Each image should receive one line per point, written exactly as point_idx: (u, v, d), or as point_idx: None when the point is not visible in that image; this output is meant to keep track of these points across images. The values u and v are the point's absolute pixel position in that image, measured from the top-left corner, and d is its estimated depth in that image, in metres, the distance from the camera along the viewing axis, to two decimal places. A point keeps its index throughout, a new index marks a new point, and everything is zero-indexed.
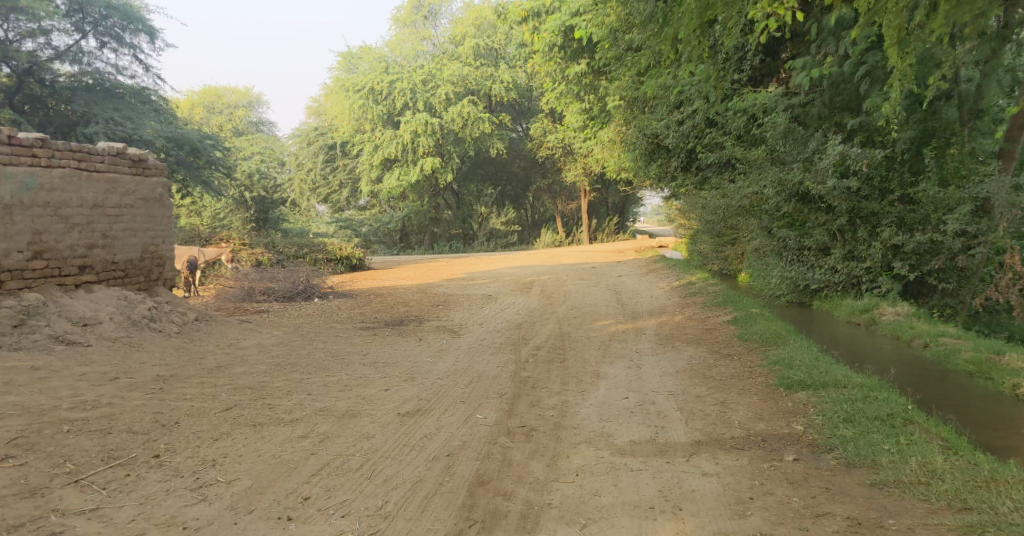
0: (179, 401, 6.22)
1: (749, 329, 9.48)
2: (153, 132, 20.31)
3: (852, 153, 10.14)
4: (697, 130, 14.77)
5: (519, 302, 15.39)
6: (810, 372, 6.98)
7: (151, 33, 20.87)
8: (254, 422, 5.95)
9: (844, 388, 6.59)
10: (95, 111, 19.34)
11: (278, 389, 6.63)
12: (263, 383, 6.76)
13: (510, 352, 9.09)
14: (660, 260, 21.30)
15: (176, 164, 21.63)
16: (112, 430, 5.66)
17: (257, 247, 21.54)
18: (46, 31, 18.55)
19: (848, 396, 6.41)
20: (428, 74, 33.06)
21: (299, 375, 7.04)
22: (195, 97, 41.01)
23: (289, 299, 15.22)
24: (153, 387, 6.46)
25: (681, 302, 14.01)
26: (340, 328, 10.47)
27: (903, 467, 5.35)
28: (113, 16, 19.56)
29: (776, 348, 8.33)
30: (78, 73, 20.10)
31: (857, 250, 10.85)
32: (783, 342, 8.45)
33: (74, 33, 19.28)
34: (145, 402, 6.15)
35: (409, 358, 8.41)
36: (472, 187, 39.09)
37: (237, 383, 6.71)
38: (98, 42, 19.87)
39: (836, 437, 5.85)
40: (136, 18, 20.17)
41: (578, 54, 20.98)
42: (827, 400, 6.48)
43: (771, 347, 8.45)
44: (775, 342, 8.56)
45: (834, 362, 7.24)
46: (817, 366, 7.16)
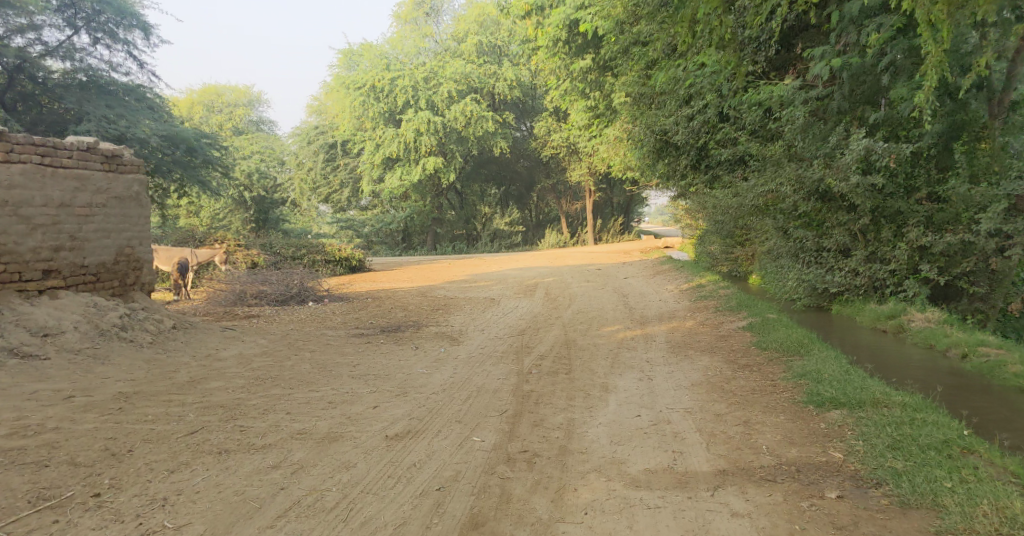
0: (138, 425, 5.63)
1: (767, 336, 8.87)
2: (148, 132, 19.77)
3: (877, 147, 9.50)
4: (708, 125, 14.15)
5: (522, 306, 14.81)
6: (843, 389, 6.38)
7: (147, 29, 20.25)
8: (220, 450, 5.35)
9: (885, 408, 6.00)
10: (88, 109, 18.76)
11: (256, 408, 6.04)
12: (240, 400, 6.17)
13: (511, 363, 8.50)
14: (668, 262, 20.71)
15: (172, 163, 21.10)
16: (50, 463, 5.05)
17: (253, 248, 20.98)
18: (37, 27, 18.02)
19: (891, 418, 5.81)
20: (430, 72, 32.53)
21: (282, 390, 6.45)
22: (195, 96, 40.51)
23: (283, 303, 14.63)
24: (111, 407, 5.87)
25: (692, 306, 13.40)
26: (331, 335, 9.89)
27: (973, 513, 4.72)
28: (106, 11, 18.95)
29: (801, 358, 7.74)
30: (72, 70, 19.46)
31: (881, 252, 10.28)
32: (808, 352, 7.87)
33: (66, 29, 18.70)
34: (98, 426, 5.55)
35: (402, 369, 7.83)
36: (476, 187, 38.53)
37: (208, 401, 6.12)
38: (91, 38, 19.22)
39: (885, 469, 5.23)
40: (130, 13, 19.53)
41: (583, 50, 20.40)
42: (867, 422, 5.89)
43: (795, 358, 7.86)
44: (798, 351, 7.97)
45: (868, 377, 6.66)
46: (852, 381, 6.57)
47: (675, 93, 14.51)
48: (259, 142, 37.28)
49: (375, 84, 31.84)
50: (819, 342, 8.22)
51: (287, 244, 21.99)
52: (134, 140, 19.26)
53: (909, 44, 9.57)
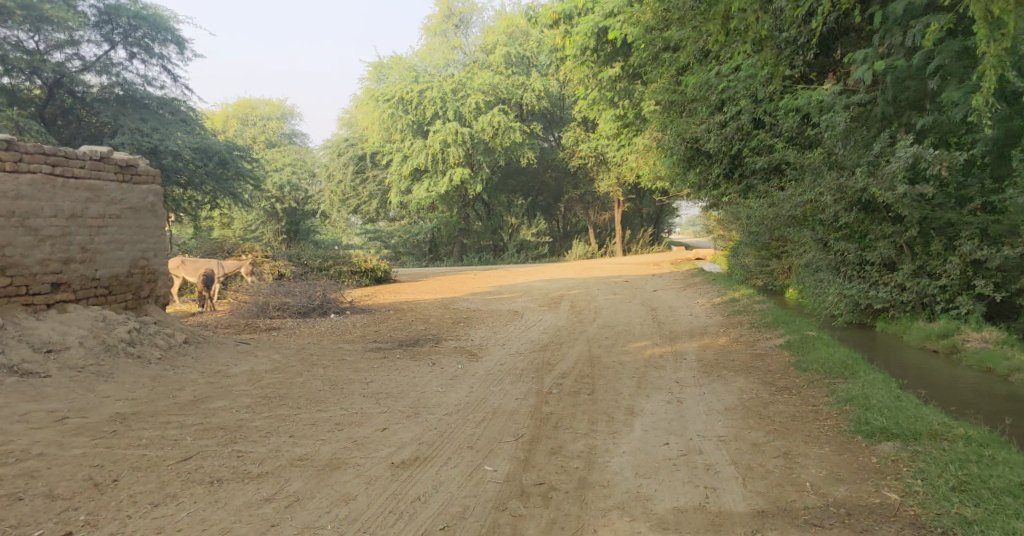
0: (129, 450, 5.34)
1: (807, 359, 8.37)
2: (182, 145, 19.78)
3: (927, 155, 9.57)
4: (741, 132, 13.68)
5: (547, 319, 14.40)
6: (897, 418, 5.91)
7: (182, 43, 20.28)
8: (212, 479, 5.03)
9: (946, 441, 5.52)
10: (122, 122, 18.79)
11: (257, 430, 5.73)
12: (242, 421, 5.87)
13: (534, 384, 8.10)
14: (699, 274, 20.16)
15: (204, 176, 21.11)
16: (24, 496, 4.75)
17: (280, 259, 20.86)
18: (75, 42, 18.05)
19: (956, 453, 5.33)
20: (459, 83, 32.40)
21: (288, 411, 6.14)
22: (228, 109, 40.79)
23: (305, 315, 14.37)
24: (105, 430, 5.60)
25: (725, 322, 12.89)
26: (347, 350, 9.59)
27: None
28: (141, 27, 18.95)
29: (846, 386, 7.25)
30: (109, 85, 19.46)
31: (930, 266, 10.41)
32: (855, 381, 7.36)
33: (103, 44, 18.70)
34: (87, 451, 5.27)
35: (421, 389, 7.49)
36: (503, 198, 38.24)
37: (209, 423, 5.82)
38: (128, 52, 19.19)
39: (951, 517, 4.75)
40: (165, 28, 19.53)
41: (612, 58, 20.04)
42: (926, 458, 5.41)
43: (841, 385, 7.35)
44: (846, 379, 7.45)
45: (924, 406, 6.17)
46: (905, 409, 6.10)
47: (708, 99, 14.10)
48: (289, 153, 37.42)
49: (404, 96, 31.86)
50: (862, 372, 7.73)
51: (314, 254, 21.88)
52: (167, 153, 19.28)
53: (960, 47, 9.44)
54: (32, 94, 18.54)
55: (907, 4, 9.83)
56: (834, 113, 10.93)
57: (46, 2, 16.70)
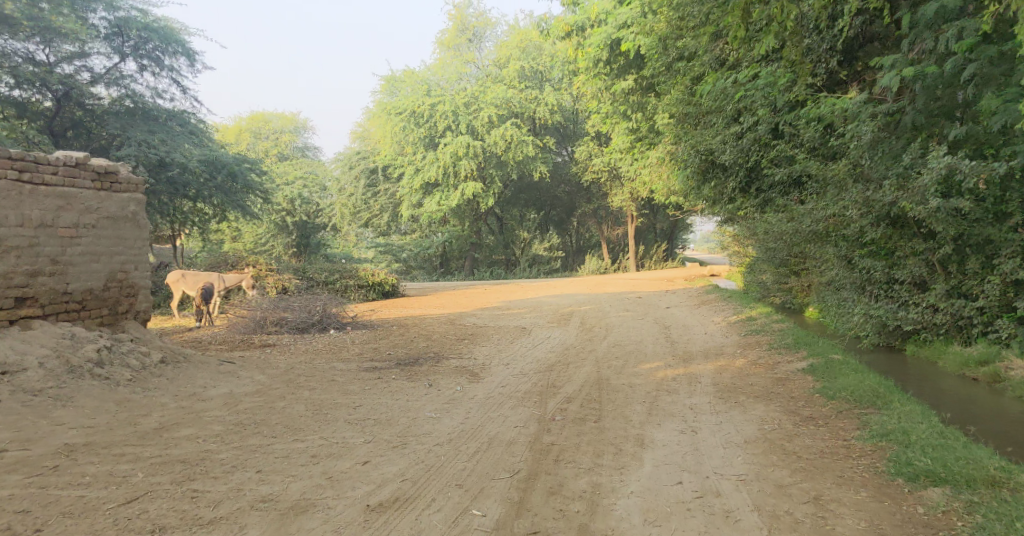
0: (66, 491, 4.84)
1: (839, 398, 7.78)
2: (191, 157, 19.47)
3: (963, 166, 9.13)
4: (759, 143, 13.07)
5: (555, 337, 13.82)
6: (945, 460, 5.34)
7: (193, 55, 19.36)
8: (155, 526, 4.54)
9: (1004, 489, 4.95)
10: (129, 134, 18.26)
11: (222, 464, 5.25)
12: (207, 453, 5.39)
13: (535, 410, 7.55)
14: (715, 291, 19.49)
15: (213, 189, 20.77)
16: None
17: (284, 272, 20.41)
18: (85, 54, 17.26)
19: (1019, 502, 4.75)
20: (471, 96, 32.01)
21: (260, 441, 5.64)
22: (240, 122, 40.38)
23: (303, 331, 13.86)
24: (45, 466, 5.10)
25: (742, 342, 12.28)
26: (339, 369, 9.08)
27: None
28: (153, 39, 18.09)
29: (882, 422, 6.61)
30: (120, 97, 18.87)
31: (965, 286, 9.96)
32: (892, 419, 6.71)
33: (113, 56, 17.89)
34: (16, 493, 4.78)
35: (412, 415, 6.93)
36: (515, 212, 37.77)
37: (167, 456, 5.33)
38: (138, 65, 18.28)
39: None
40: (176, 40, 18.66)
41: (626, 70, 19.55)
42: (984, 511, 4.82)
43: (877, 422, 6.72)
44: (882, 415, 6.81)
45: (976, 448, 5.61)
46: (956, 450, 5.51)
47: (724, 110, 13.53)
48: (300, 165, 37.13)
49: (415, 109, 31.41)
50: (898, 408, 7.09)
51: (320, 267, 21.47)
52: (176, 164, 18.94)
53: (995, 51, 8.99)
54: (39, 108, 17.89)
55: (937, 7, 9.39)
56: (860, 122, 10.53)
57: (55, 14, 15.94)
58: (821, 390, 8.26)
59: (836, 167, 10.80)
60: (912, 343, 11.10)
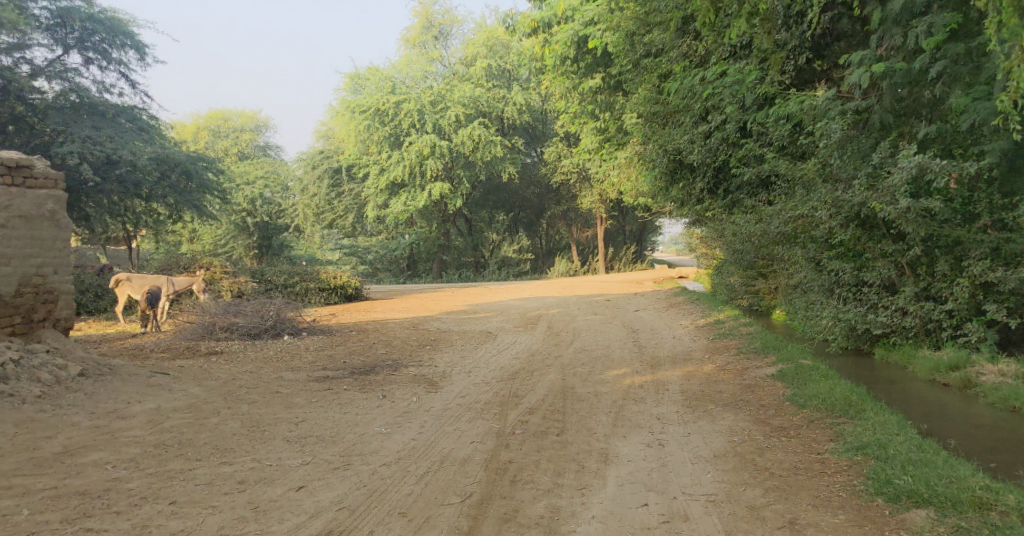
0: None
1: (812, 408, 7.47)
2: (142, 154, 18.75)
3: (934, 165, 8.90)
4: (727, 142, 12.82)
5: (520, 341, 13.38)
6: (928, 479, 5.10)
7: (142, 48, 18.61)
8: None
9: (992, 512, 4.70)
10: (72, 130, 17.41)
11: (128, 496, 4.76)
12: (114, 483, 4.90)
13: (493, 423, 7.11)
14: (683, 293, 19.22)
15: (167, 188, 19.97)
16: None
17: (241, 274, 19.68)
18: (24, 45, 16.43)
19: (1009, 528, 4.51)
20: (438, 95, 31.49)
21: (180, 465, 5.16)
22: (199, 121, 39.27)
23: (255, 337, 13.23)
24: None
25: (710, 346, 11.94)
26: (286, 380, 8.54)
27: None
28: (98, 30, 17.32)
29: (856, 433, 6.31)
30: (62, 92, 18.00)
31: (935, 289, 9.72)
32: (866, 430, 6.39)
33: (55, 48, 17.07)
34: None
35: (358, 431, 6.42)
36: (483, 213, 37.29)
37: (66, 487, 4.82)
38: (82, 58, 17.48)
39: None
40: (124, 31, 17.90)
41: (593, 69, 19.19)
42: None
43: (850, 433, 6.40)
44: (855, 426, 6.50)
45: (958, 462, 5.37)
46: (937, 467, 5.26)
47: (691, 108, 13.26)
48: (262, 165, 36.23)
49: (380, 107, 30.74)
50: (872, 418, 6.77)
51: (280, 270, 20.80)
52: (125, 162, 18.19)
53: (964, 48, 8.78)
54: None
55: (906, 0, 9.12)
56: (829, 120, 10.31)
57: None
58: (792, 397, 7.92)
59: (805, 165, 10.53)
60: (881, 347, 10.76)
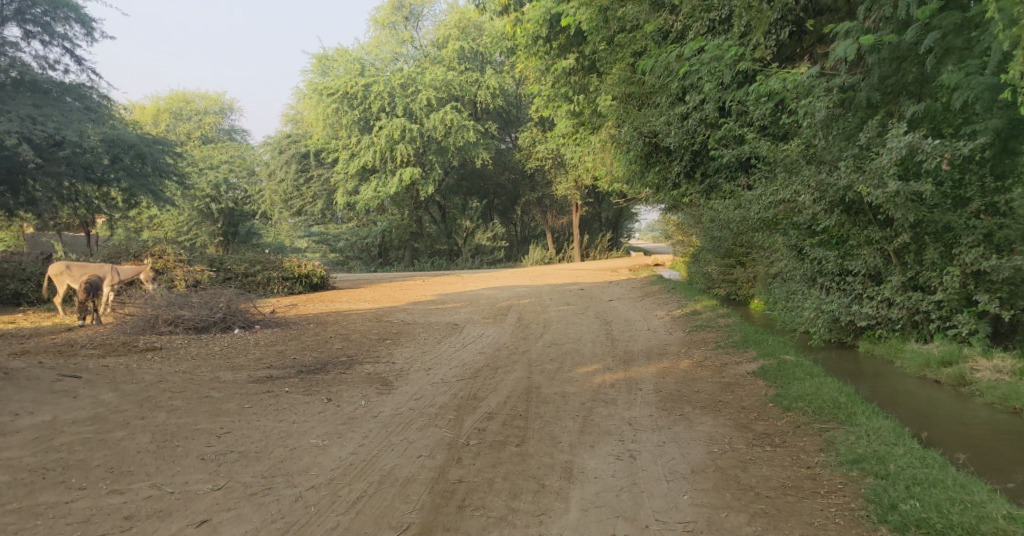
0: None
1: (798, 410, 6.83)
2: (89, 135, 17.68)
3: (924, 145, 8.27)
4: (705, 123, 12.23)
5: (488, 335, 12.67)
6: (943, 505, 4.62)
7: (89, 22, 17.52)
8: None
9: None
10: (10, 109, 16.28)
11: None
12: None
13: (446, 430, 6.42)
14: (659, 282, 18.58)
15: (120, 172, 18.95)
16: None
17: (197, 263, 18.72)
18: None
19: None
20: (408, 78, 30.48)
21: (55, 497, 4.69)
22: (160, 103, 37.76)
23: (202, 330, 12.40)
24: None
25: (688, 339, 11.28)
26: (222, 382, 7.77)
27: None
28: (39, 2, 16.18)
29: (849, 441, 5.73)
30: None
31: (923, 278, 9.10)
32: (860, 438, 5.75)
33: None
34: None
35: (288, 443, 5.68)
36: (457, 200, 36.40)
37: None
38: (21, 31, 16.33)
39: None
40: (67, 3, 16.79)
41: (566, 49, 18.44)
42: None
43: (843, 442, 5.76)
44: (847, 433, 5.85)
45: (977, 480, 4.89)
46: (947, 488, 4.76)
47: (668, 88, 12.61)
48: (227, 149, 35.03)
49: (348, 90, 29.57)
50: (865, 423, 6.13)
51: (240, 258, 19.87)
52: (68, 144, 17.23)
53: (960, 17, 8.14)
54: None
55: None
56: (812, 97, 9.64)
57: None
58: (775, 398, 7.26)
59: (788, 146, 9.89)
60: (866, 340, 10.13)
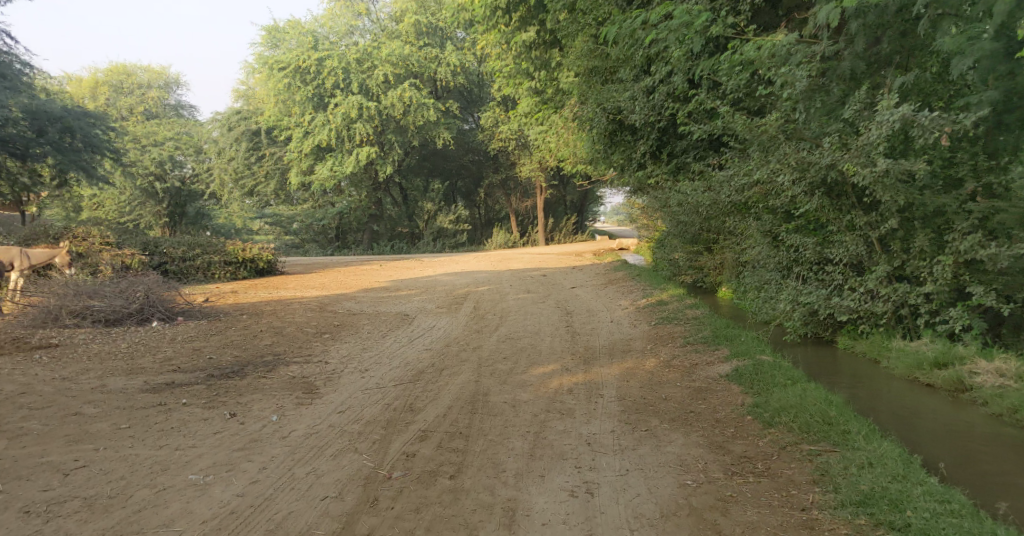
0: None
1: (782, 422, 5.78)
2: (8, 106, 16.07)
3: (920, 119, 7.15)
4: (672, 97, 11.36)
5: (439, 327, 11.56)
6: None
7: None
8: None
9: None
10: None
11: None
12: None
13: (367, 455, 5.34)
14: (623, 268, 17.54)
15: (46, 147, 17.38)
16: None
17: (127, 246, 17.24)
18: None
19: None
20: (364, 52, 28.92)
21: None
22: (99, 75, 35.59)
23: (115, 323, 11.12)
24: None
25: (655, 333, 10.26)
26: (107, 393, 6.58)
27: None
28: None
29: (846, 471, 4.83)
30: None
31: (911, 268, 7.99)
32: (862, 470, 4.81)
33: None
34: None
35: (155, 481, 4.71)
36: (418, 181, 35.00)
37: None
38: None
39: None
40: None
41: (526, 21, 17.28)
42: None
43: (843, 475, 4.80)
44: (846, 460, 4.88)
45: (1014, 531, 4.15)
46: None
47: (634, 60, 11.77)
48: (172, 126, 33.14)
49: (301, 64, 28.00)
50: (866, 448, 5.10)
51: (178, 241, 18.43)
52: None
53: None
54: None
55: None
56: (791, 66, 8.58)
57: None
58: (754, 410, 6.13)
59: (765, 121, 8.73)
60: (845, 335, 9.07)
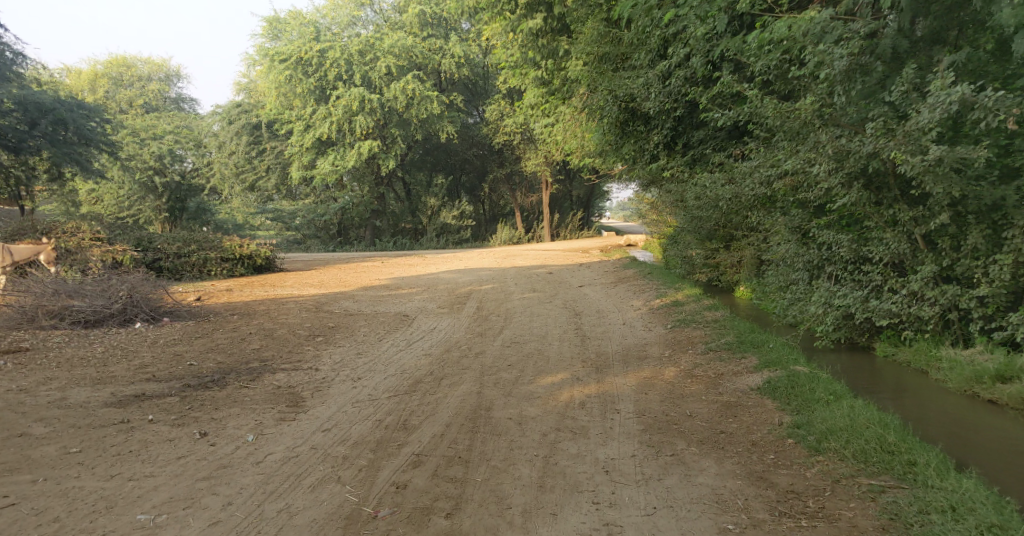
0: None
1: (831, 447, 5.08)
2: None
3: (982, 99, 6.35)
4: (691, 82, 10.61)
5: (439, 329, 10.83)
6: None
7: None
8: None
9: None
10: None
11: None
12: None
13: (356, 487, 4.70)
14: (634, 266, 16.76)
15: (37, 138, 16.67)
16: None
17: (118, 242, 16.51)
18: None
19: None
20: (367, 44, 28.06)
21: None
22: (99, 67, 34.82)
23: (97, 324, 10.42)
24: None
25: (672, 337, 9.51)
26: (65, 407, 5.94)
27: None
28: None
29: (926, 519, 4.31)
30: None
31: (962, 269, 7.20)
32: (944, 518, 4.32)
33: None
34: None
35: (94, 523, 4.31)
36: (421, 176, 34.23)
37: None
38: None
39: None
40: None
41: (533, 8, 16.47)
42: None
43: (920, 524, 4.29)
44: (922, 506, 4.36)
45: None
46: None
47: (650, 43, 11.04)
48: (172, 119, 32.42)
49: (302, 56, 27.27)
50: (942, 486, 4.52)
51: (172, 236, 17.70)
52: None
53: None
54: None
55: None
56: (826, 45, 7.76)
57: None
58: (795, 431, 5.37)
59: (798, 106, 7.95)
60: (884, 341, 8.27)
